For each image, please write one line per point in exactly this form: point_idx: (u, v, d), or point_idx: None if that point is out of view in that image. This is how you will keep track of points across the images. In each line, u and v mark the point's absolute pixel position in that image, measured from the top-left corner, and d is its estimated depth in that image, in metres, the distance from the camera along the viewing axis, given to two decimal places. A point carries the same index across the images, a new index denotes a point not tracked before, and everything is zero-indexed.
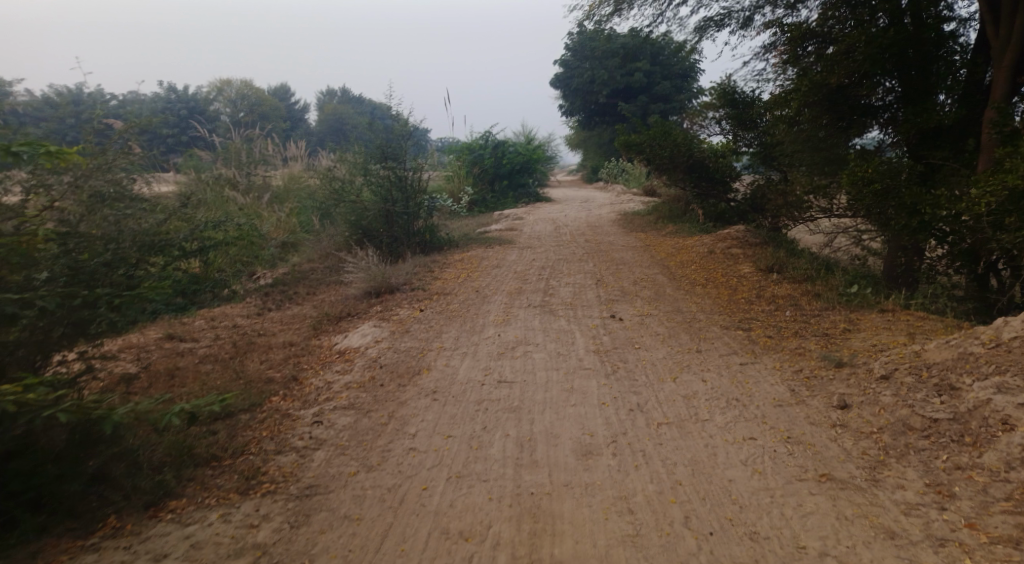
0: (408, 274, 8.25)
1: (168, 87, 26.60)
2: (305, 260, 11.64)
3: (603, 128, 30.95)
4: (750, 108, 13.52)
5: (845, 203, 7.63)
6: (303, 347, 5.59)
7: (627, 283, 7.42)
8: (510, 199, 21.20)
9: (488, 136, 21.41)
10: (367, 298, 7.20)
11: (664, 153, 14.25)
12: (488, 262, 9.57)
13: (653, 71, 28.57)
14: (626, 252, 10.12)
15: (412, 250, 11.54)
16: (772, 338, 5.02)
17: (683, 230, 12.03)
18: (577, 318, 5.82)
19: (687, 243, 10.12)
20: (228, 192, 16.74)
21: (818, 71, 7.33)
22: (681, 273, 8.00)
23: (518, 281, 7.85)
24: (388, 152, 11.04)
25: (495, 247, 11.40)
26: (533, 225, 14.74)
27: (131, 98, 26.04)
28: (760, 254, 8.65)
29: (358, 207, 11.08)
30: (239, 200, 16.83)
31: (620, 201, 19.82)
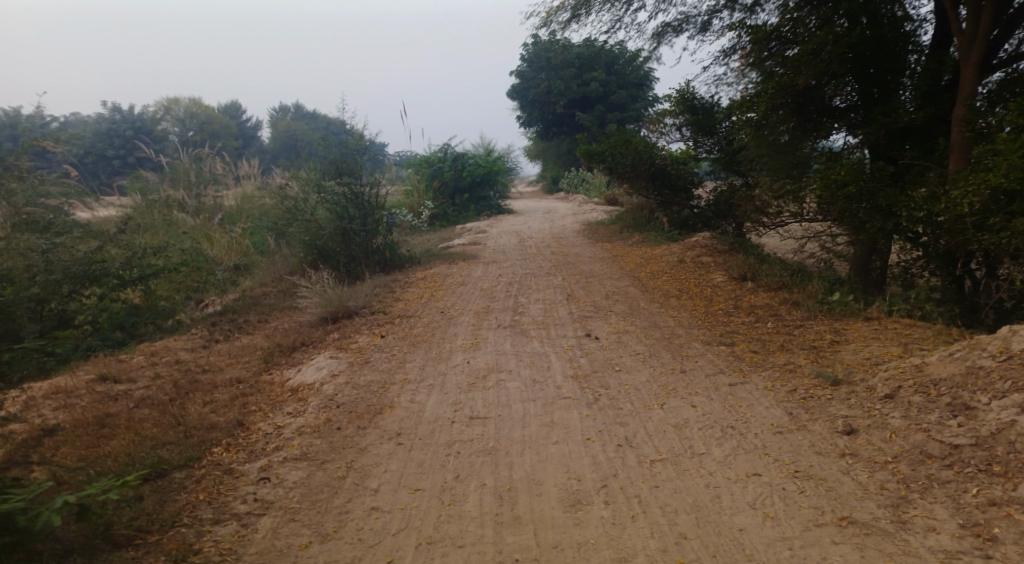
0: (368, 296, 7.78)
1: (111, 107, 25.49)
2: (258, 284, 11.00)
3: (562, 139, 30.95)
4: (710, 115, 13.56)
5: (815, 207, 7.50)
6: (252, 384, 5.07)
7: (599, 298, 7.09)
8: (472, 212, 20.83)
9: (447, 149, 21.05)
10: (324, 324, 6.70)
11: (626, 162, 14.23)
12: (452, 279, 9.16)
13: (609, 80, 28.75)
14: (594, 263, 9.84)
15: (372, 269, 11.04)
16: (757, 353, 4.74)
17: (649, 239, 11.86)
18: (551, 338, 5.45)
19: (656, 252, 9.90)
20: (177, 215, 16.06)
21: (783, 74, 7.20)
22: (654, 284, 7.73)
23: (486, 299, 7.48)
24: (343, 168, 10.65)
25: (459, 263, 11.00)
26: (497, 239, 14.38)
27: (71, 120, 24.83)
28: (731, 262, 8.47)
29: (312, 225, 10.54)
30: (187, 222, 16.00)
31: (582, 211, 19.67)
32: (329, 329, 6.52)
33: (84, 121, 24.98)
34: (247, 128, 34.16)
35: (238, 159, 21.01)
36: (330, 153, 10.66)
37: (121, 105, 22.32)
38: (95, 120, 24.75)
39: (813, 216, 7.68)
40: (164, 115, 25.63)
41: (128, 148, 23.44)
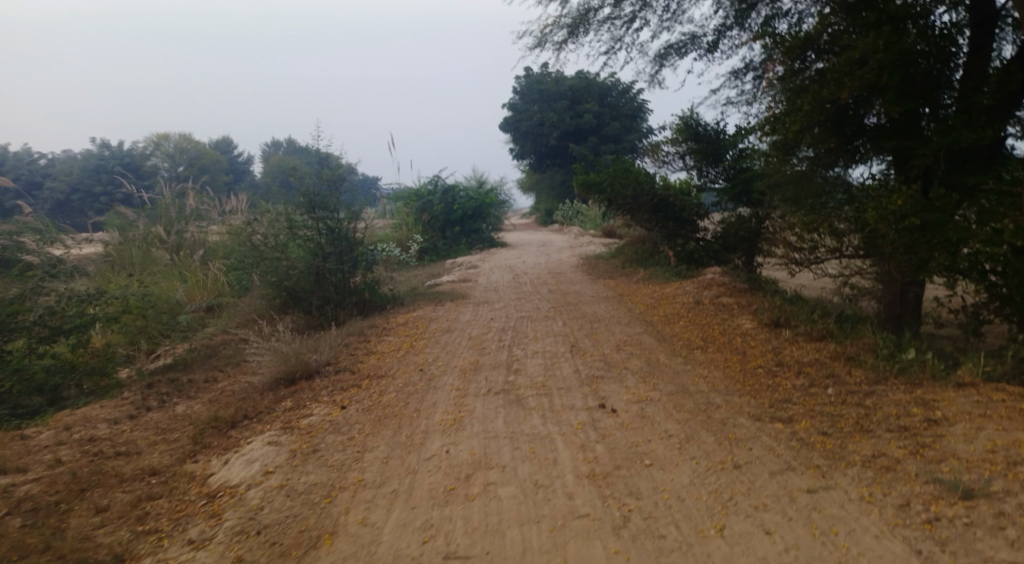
0: (334, 350, 6.62)
1: (99, 141, 24.79)
2: (220, 330, 9.81)
3: (555, 171, 30.15)
4: (716, 142, 12.74)
5: (857, 241, 6.47)
6: (165, 479, 3.86)
7: (610, 351, 5.96)
8: (463, 245, 19.75)
9: (437, 181, 20.17)
10: (279, 387, 5.51)
11: (628, 193, 13.30)
12: (437, 324, 8.05)
13: (603, 111, 28.22)
14: (599, 304, 8.74)
15: (349, 312, 9.89)
16: (829, 438, 3.63)
17: (656, 276, 10.81)
18: (556, 411, 4.29)
19: (668, 291, 8.79)
20: (155, 252, 15.04)
21: (821, 85, 6.23)
22: (672, 333, 6.62)
23: (475, 351, 6.32)
24: (317, 201, 9.51)
25: (446, 304, 9.88)
26: (488, 275, 13.27)
27: (57, 157, 24.15)
28: (756, 303, 7.39)
29: (285, 263, 9.41)
30: (164, 260, 14.95)
31: (579, 245, 18.66)
32: (283, 395, 5.31)
33: (70, 157, 24.21)
34: (238, 163, 33.34)
35: (220, 193, 20.03)
36: (301, 183, 9.46)
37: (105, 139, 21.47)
38: (80, 155, 23.88)
39: (855, 251, 6.62)
40: (152, 150, 24.77)
41: (112, 183, 22.47)
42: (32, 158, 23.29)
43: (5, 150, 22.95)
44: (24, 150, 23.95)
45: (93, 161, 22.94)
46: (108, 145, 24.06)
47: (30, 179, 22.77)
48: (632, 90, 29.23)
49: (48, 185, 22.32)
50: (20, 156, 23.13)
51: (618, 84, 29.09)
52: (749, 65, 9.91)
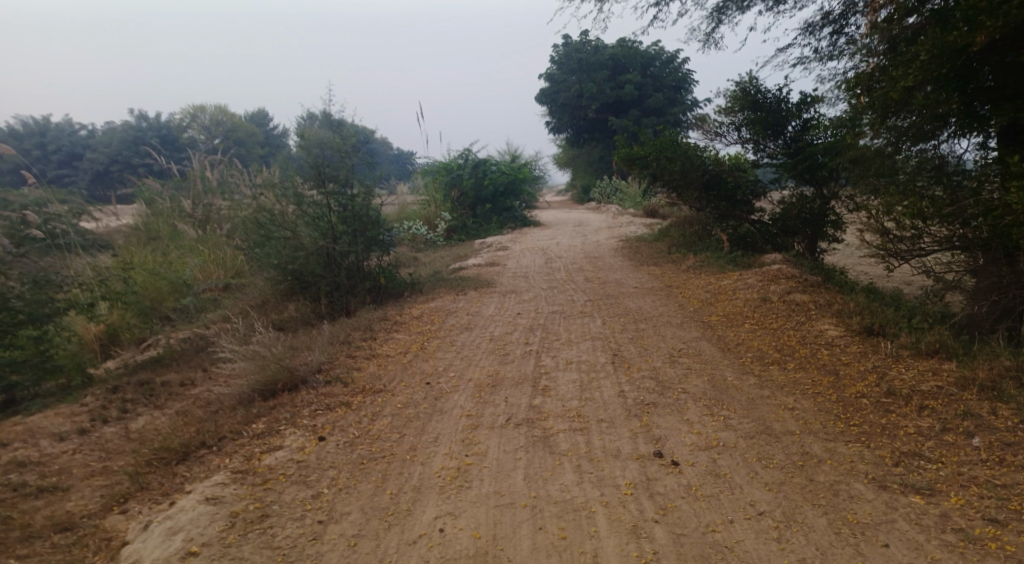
0: (330, 354, 5.61)
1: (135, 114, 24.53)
2: (222, 317, 8.95)
3: (592, 146, 28.60)
4: (777, 111, 11.35)
5: (980, 230, 5.11)
6: (71, 542, 2.91)
7: (661, 365, 4.80)
8: (495, 224, 18.63)
9: (468, 155, 18.98)
10: (254, 402, 4.52)
11: (675, 167, 11.92)
12: (456, 318, 6.97)
13: (645, 83, 26.40)
14: (645, 297, 7.52)
15: (361, 300, 8.87)
16: (1006, 533, 2.44)
17: (708, 264, 9.52)
18: (594, 461, 3.18)
19: (726, 283, 7.51)
20: (178, 226, 14.43)
21: (943, 29, 4.84)
22: (737, 341, 5.39)
23: (496, 360, 5.21)
24: (326, 173, 8.53)
25: (468, 292, 8.79)
26: (519, 258, 12.13)
27: (95, 129, 24.00)
28: (838, 303, 6.08)
29: (292, 244, 8.46)
30: (188, 235, 14.37)
31: (619, 224, 17.32)
32: (255, 413, 4.33)
33: (107, 129, 24.00)
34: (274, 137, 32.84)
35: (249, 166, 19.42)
36: (310, 151, 8.46)
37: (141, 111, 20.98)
38: (119, 127, 23.58)
39: (975, 243, 5.26)
40: (190, 122, 24.32)
41: (149, 156, 21.95)
42: (76, 130, 22.90)
43: (48, 122, 22.79)
44: (65, 121, 23.75)
45: (128, 132, 22.68)
46: (145, 118, 23.65)
47: (72, 151, 22.47)
48: (676, 60, 27.38)
49: (86, 157, 22.12)
50: (62, 127, 22.91)
51: (662, 53, 27.26)
52: (826, 19, 8.45)
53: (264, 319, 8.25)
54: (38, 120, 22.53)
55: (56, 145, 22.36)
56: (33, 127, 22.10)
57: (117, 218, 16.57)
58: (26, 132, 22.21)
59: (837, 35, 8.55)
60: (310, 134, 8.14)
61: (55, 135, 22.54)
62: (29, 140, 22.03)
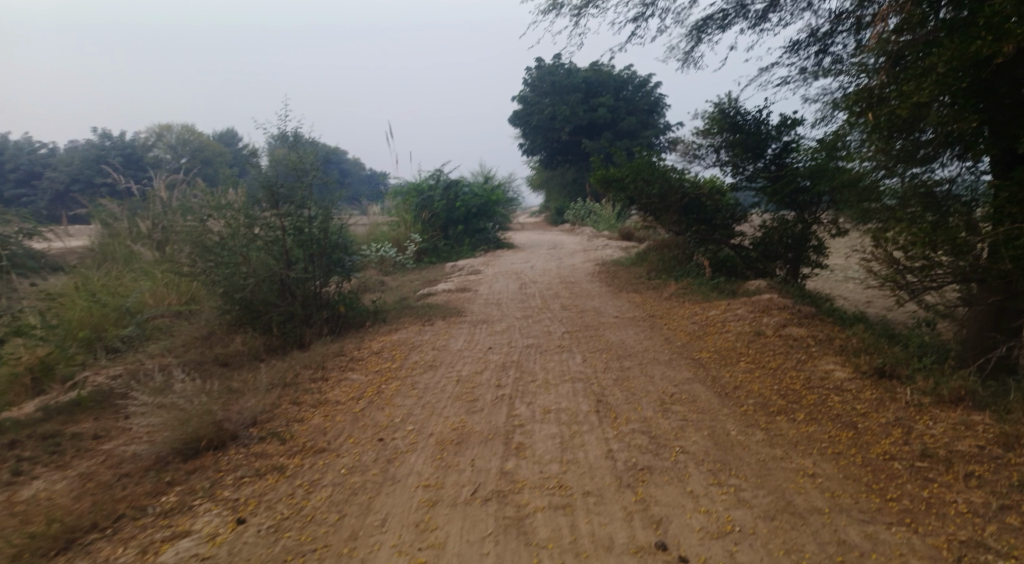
0: (270, 402, 4.85)
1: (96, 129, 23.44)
2: (163, 349, 8.07)
3: (566, 168, 28.28)
4: (757, 133, 11.03)
5: (998, 260, 4.68)
6: None
7: (654, 416, 4.16)
8: (467, 246, 18.00)
9: (439, 175, 18.39)
10: (169, 466, 3.75)
11: (654, 190, 11.49)
12: (421, 354, 6.26)
13: (618, 106, 26.23)
14: (627, 330, 6.94)
15: (317, 330, 8.08)
16: None
17: (691, 291, 9.00)
18: (583, 557, 2.51)
19: (715, 315, 6.94)
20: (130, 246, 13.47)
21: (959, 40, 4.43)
22: (735, 384, 4.80)
23: (462, 408, 4.51)
24: (281, 194, 7.89)
25: (436, 322, 8.09)
26: (492, 284, 11.48)
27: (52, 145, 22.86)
28: (839, 340, 5.56)
29: (242, 269, 7.67)
30: (140, 257, 13.43)
31: (594, 248, 16.84)
32: (169, 481, 3.55)
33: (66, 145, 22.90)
34: None
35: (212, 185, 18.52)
36: (262, 169, 7.80)
37: (105, 129, 19.32)
38: (78, 145, 22.17)
39: (990, 274, 4.82)
40: (155, 141, 21.91)
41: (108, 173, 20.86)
42: (35, 148, 21.39)
43: (2, 138, 21.66)
44: (22, 138, 22.37)
45: (86, 148, 21.59)
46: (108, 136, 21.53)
47: (30, 170, 21.01)
48: (648, 83, 27.41)
49: (41, 171, 20.97)
50: (20, 146, 21.41)
51: (634, 77, 27.28)
52: (812, 36, 8.13)
53: (208, 352, 7.41)
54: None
55: (14, 163, 20.87)
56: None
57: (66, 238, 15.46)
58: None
59: (822, 55, 8.25)
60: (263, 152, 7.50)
61: (12, 153, 20.99)
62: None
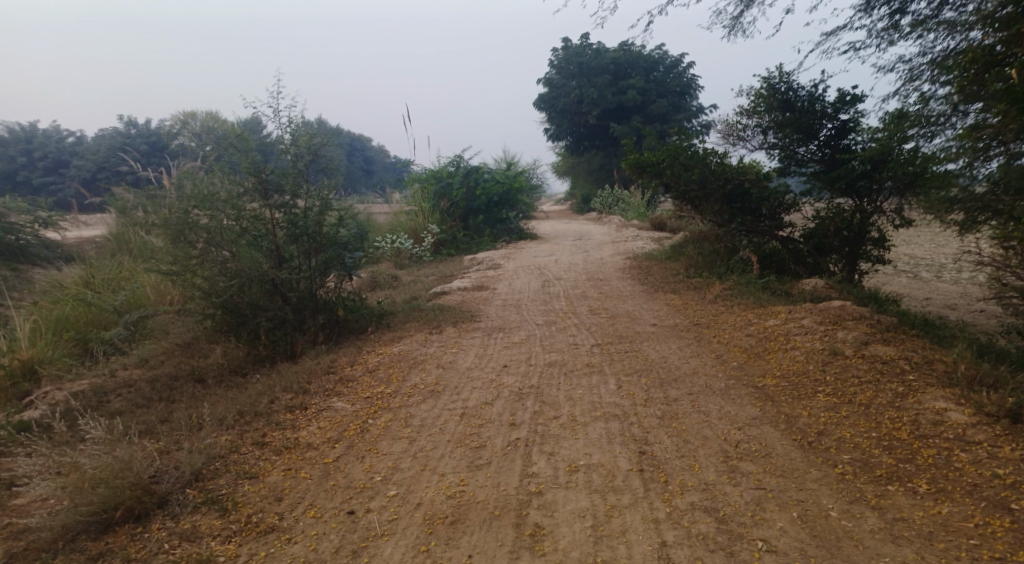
0: (227, 445, 3.92)
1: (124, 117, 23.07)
2: (141, 356, 7.22)
3: (592, 154, 26.98)
4: (811, 112, 9.73)
5: None
6: None
7: (717, 482, 3.09)
8: (488, 237, 16.95)
9: (459, 161, 17.32)
10: (68, 551, 2.82)
11: (693, 175, 10.33)
12: (422, 374, 5.26)
13: (648, 88, 24.76)
14: (669, 343, 5.84)
15: (311, 338, 7.16)
16: None
17: (737, 293, 7.85)
18: None
19: (775, 328, 5.79)
20: (134, 237, 12.73)
21: None
22: (819, 429, 3.68)
23: (463, 462, 3.50)
24: (271, 183, 6.91)
25: (445, 328, 7.10)
26: (511, 280, 10.44)
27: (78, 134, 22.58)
28: (944, 365, 4.41)
29: (228, 268, 6.77)
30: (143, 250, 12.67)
31: (623, 239, 15.66)
32: None
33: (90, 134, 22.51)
34: None
35: None
36: (248, 154, 6.76)
37: (130, 117, 18.55)
38: (104, 134, 21.53)
39: None
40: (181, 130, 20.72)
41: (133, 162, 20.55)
42: (64, 137, 20.93)
43: (32, 127, 21.43)
44: (50, 126, 22.03)
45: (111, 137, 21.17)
46: (138, 125, 20.10)
47: (59, 158, 20.40)
48: (681, 65, 25.89)
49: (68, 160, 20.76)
50: (50, 134, 20.87)
51: (665, 58, 25.80)
52: None
53: (185, 364, 6.52)
54: (25, 125, 20.52)
55: (43, 151, 20.27)
56: (18, 133, 19.73)
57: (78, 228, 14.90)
58: (13, 139, 20.00)
59: (900, 14, 6.96)
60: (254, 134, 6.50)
61: (41, 140, 20.64)
62: (15, 148, 19.98)
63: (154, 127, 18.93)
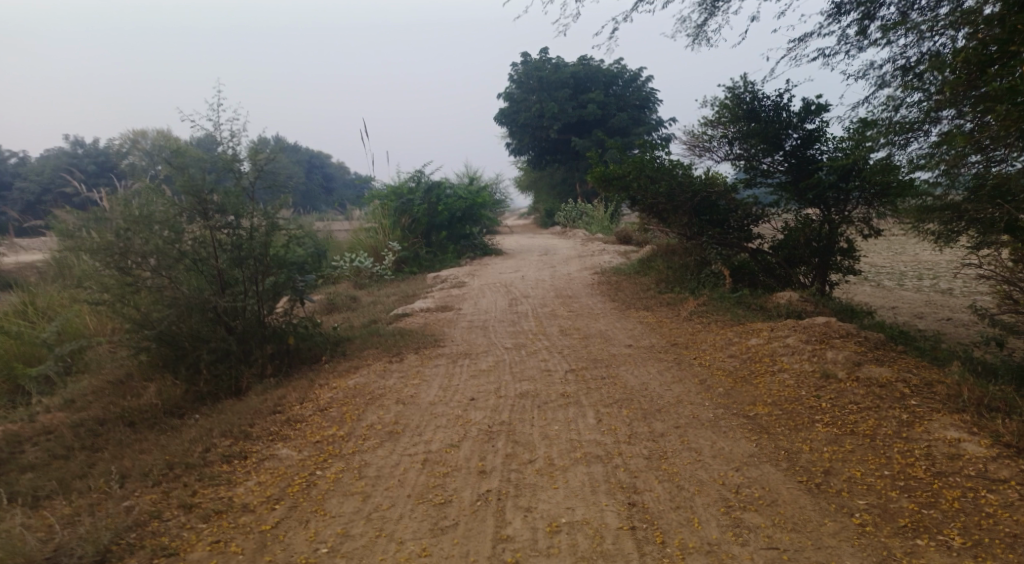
0: (148, 510, 3.33)
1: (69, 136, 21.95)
2: (65, 396, 6.47)
3: (555, 168, 26.81)
4: (776, 122, 9.58)
5: None
6: None
7: (723, 541, 2.69)
8: (452, 254, 16.44)
9: (420, 177, 16.81)
10: None
11: (660, 188, 10.08)
12: (378, 411, 4.72)
13: (609, 102, 24.79)
14: (648, 367, 5.43)
15: (258, 370, 6.52)
16: None
17: (713, 309, 7.55)
18: None
19: (759, 347, 5.47)
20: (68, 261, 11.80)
21: None
22: (826, 468, 3.33)
23: (425, 524, 2.99)
24: (211, 203, 6.31)
25: (406, 356, 6.57)
26: (477, 300, 9.96)
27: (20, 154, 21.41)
28: (944, 386, 4.13)
29: (164, 296, 6.12)
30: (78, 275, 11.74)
31: (590, 253, 15.36)
32: None
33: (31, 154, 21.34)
34: None
35: None
36: (185, 170, 6.15)
37: (74, 134, 17.36)
38: (48, 153, 20.23)
39: None
40: None
41: None
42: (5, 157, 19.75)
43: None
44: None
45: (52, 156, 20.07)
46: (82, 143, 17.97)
47: (1, 181, 19.39)
48: (639, 78, 25.92)
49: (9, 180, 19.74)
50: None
51: (624, 71, 25.83)
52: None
53: (114, 405, 5.83)
54: None
55: None
56: None
57: (14, 253, 13.78)
58: None
59: (867, 21, 6.83)
60: (192, 150, 5.92)
61: None
62: None
63: (100, 147, 17.58)
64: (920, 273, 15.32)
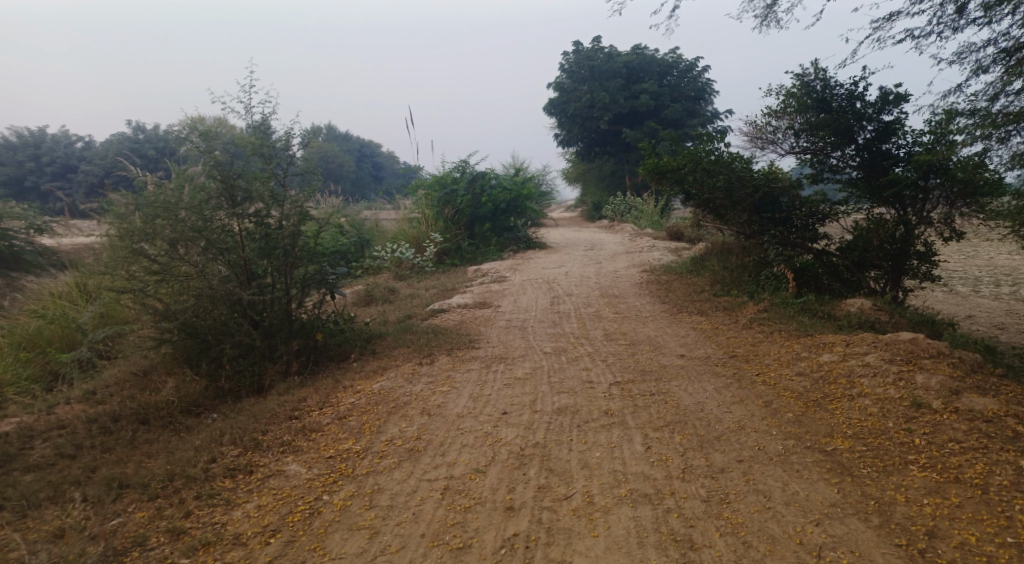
0: (137, 536, 3.01)
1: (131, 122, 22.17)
2: (92, 386, 6.31)
3: (604, 160, 26.00)
4: (849, 111, 8.70)
5: None
6: None
7: None
8: (494, 246, 16.00)
9: (465, 166, 16.37)
10: None
11: (717, 182, 9.34)
12: (400, 423, 4.30)
13: (662, 92, 23.78)
14: (704, 383, 4.82)
15: (283, 367, 6.22)
16: None
17: (774, 317, 6.84)
18: None
19: (833, 365, 4.76)
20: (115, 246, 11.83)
21: None
22: (930, 528, 2.69)
23: None
24: (238, 188, 6.00)
25: (436, 358, 6.14)
26: (517, 297, 9.47)
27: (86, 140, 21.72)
28: None
29: (191, 287, 5.87)
30: None
31: (639, 249, 14.65)
32: None
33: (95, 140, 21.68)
34: None
35: None
36: (212, 153, 5.85)
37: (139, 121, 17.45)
38: (111, 138, 20.48)
39: None
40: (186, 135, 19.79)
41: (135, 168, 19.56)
42: (72, 141, 19.76)
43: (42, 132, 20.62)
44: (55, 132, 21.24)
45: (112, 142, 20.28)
46: (143, 127, 17.56)
47: (68, 163, 19.29)
48: (695, 68, 24.75)
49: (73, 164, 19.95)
50: (59, 139, 19.64)
51: (679, 60, 24.73)
52: None
53: (135, 400, 5.62)
54: (33, 131, 19.35)
55: (51, 156, 19.17)
56: (25, 138, 18.89)
57: (70, 235, 13.94)
58: (20, 144, 19.16)
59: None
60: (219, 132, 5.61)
61: (51, 146, 19.44)
62: (23, 152, 19.12)
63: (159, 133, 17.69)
64: (1000, 279, 14.01)
